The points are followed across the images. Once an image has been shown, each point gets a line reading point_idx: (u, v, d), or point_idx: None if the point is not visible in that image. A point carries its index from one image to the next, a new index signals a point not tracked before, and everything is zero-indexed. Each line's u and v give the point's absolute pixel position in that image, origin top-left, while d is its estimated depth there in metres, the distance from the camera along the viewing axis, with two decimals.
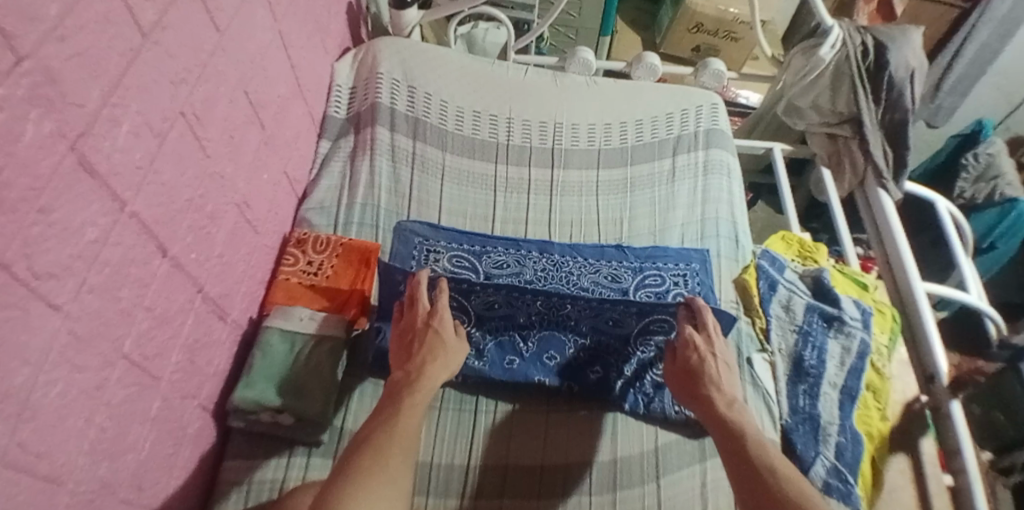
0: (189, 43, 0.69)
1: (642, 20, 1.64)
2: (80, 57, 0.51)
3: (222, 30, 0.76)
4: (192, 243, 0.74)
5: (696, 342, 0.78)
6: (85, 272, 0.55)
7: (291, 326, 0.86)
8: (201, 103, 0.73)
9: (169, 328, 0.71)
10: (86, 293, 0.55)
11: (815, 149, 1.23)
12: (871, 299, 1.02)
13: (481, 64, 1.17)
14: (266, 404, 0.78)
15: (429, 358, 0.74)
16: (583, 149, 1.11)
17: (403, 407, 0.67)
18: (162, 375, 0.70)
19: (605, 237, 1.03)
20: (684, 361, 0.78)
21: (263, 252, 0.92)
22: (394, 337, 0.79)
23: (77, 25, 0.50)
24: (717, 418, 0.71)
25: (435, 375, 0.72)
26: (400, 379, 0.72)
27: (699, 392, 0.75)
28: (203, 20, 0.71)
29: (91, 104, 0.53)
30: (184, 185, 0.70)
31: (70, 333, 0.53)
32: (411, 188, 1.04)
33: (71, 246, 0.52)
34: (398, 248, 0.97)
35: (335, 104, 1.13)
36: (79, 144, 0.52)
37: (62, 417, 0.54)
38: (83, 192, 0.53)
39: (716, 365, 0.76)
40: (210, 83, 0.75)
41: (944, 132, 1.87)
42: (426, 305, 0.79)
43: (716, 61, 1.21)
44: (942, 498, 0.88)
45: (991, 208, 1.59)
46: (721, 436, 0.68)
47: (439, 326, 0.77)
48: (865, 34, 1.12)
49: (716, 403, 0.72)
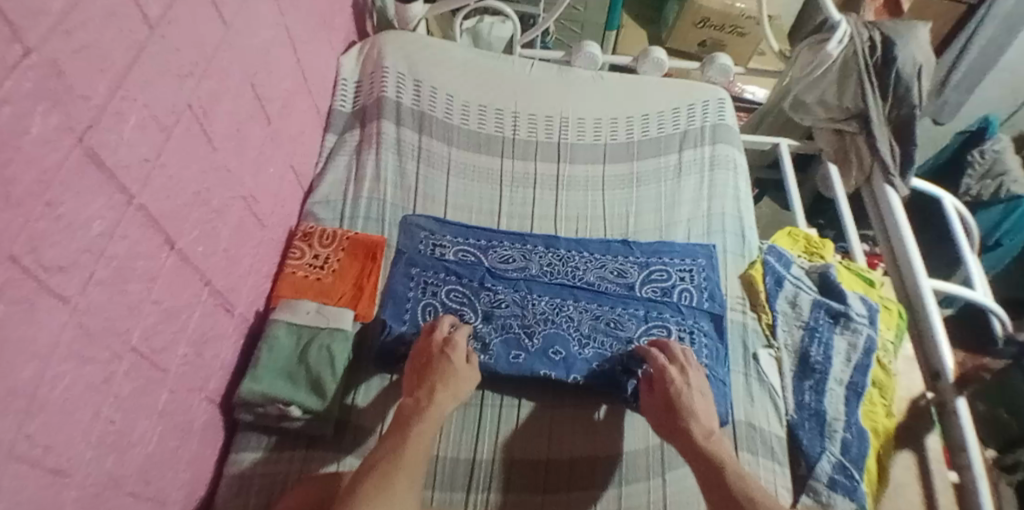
0: (195, 37, 0.69)
1: (647, 15, 1.63)
2: (87, 51, 0.51)
3: (227, 24, 0.76)
4: (198, 237, 0.74)
5: (672, 373, 0.78)
6: (92, 265, 0.55)
7: (297, 319, 0.86)
8: (207, 97, 0.73)
9: (176, 322, 0.71)
10: (94, 287, 0.55)
11: (822, 145, 1.25)
12: (878, 295, 1.02)
13: (487, 59, 1.17)
14: (273, 397, 0.78)
15: (439, 384, 0.74)
16: (588, 144, 1.11)
17: (410, 434, 0.67)
18: (169, 369, 0.70)
19: (611, 231, 1.03)
20: (662, 392, 0.77)
21: (269, 246, 0.92)
22: (409, 361, 0.80)
23: (83, 19, 0.50)
24: (696, 450, 0.70)
25: (444, 403, 0.73)
26: (409, 405, 0.72)
27: (677, 423, 0.73)
28: (210, 14, 0.71)
29: (98, 97, 0.53)
30: (190, 179, 0.70)
31: (78, 326, 0.54)
32: (417, 182, 1.04)
33: (78, 239, 0.52)
34: (403, 241, 0.97)
35: (340, 98, 1.13)
36: (86, 138, 0.52)
37: (69, 410, 0.54)
38: (89, 186, 0.53)
39: (693, 396, 0.75)
40: (216, 76, 0.74)
41: (952, 128, 1.87)
42: (442, 333, 0.81)
43: (723, 56, 1.20)
44: (947, 494, 0.88)
45: (996, 205, 1.61)
46: (701, 471, 0.68)
47: (452, 354, 0.77)
48: (872, 30, 1.12)
49: (694, 435, 0.72)
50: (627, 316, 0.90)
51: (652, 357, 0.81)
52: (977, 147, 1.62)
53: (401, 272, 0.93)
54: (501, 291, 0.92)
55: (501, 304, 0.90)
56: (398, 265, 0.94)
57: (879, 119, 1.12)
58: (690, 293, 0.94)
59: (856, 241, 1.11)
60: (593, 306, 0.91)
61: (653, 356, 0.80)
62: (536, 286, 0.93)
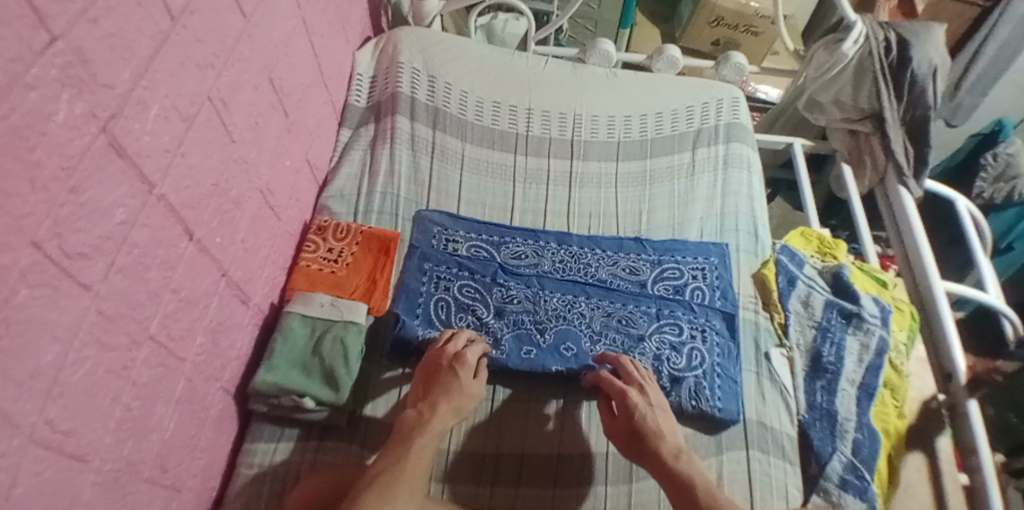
0: (215, 29, 0.69)
1: (662, 13, 1.63)
2: (111, 39, 0.52)
3: (247, 16, 0.77)
4: (216, 227, 0.74)
5: (633, 397, 0.78)
6: (114, 252, 0.55)
7: (312, 312, 0.86)
8: (226, 88, 0.73)
9: (193, 311, 0.71)
10: (115, 274, 0.56)
11: (835, 145, 1.23)
12: (890, 296, 1.02)
13: (501, 56, 1.17)
14: (287, 387, 0.79)
15: (443, 397, 0.77)
16: (602, 142, 1.11)
17: (413, 447, 0.70)
18: (186, 357, 0.71)
19: (623, 229, 1.03)
20: (626, 417, 0.78)
21: (284, 238, 0.93)
22: (417, 370, 0.82)
23: (107, 8, 0.51)
24: (664, 470, 0.73)
25: (445, 418, 0.75)
26: (411, 416, 0.75)
27: (643, 446, 0.75)
28: (230, 6, 0.72)
29: (122, 86, 0.54)
30: (209, 169, 0.71)
31: (100, 312, 0.54)
32: (430, 177, 1.04)
33: (100, 226, 0.53)
34: (416, 236, 0.98)
35: (356, 92, 1.13)
36: (110, 125, 0.52)
37: (89, 395, 0.55)
38: (113, 173, 0.54)
39: (655, 417, 0.77)
40: (235, 68, 0.75)
41: (965, 131, 1.86)
42: (453, 347, 0.82)
43: (738, 55, 1.20)
44: (957, 495, 0.88)
45: (1011, 208, 1.61)
46: (672, 492, 0.71)
47: (460, 370, 0.79)
48: (888, 30, 1.11)
49: (663, 455, 0.74)
50: (639, 313, 0.91)
51: (609, 383, 0.80)
52: (991, 150, 1.61)
53: (414, 266, 0.93)
54: (514, 287, 0.92)
55: (513, 299, 0.91)
56: (411, 259, 0.95)
57: (894, 119, 1.12)
58: (703, 291, 0.94)
59: (869, 242, 1.11)
60: (605, 303, 0.92)
61: (608, 380, 0.81)
62: (548, 282, 0.93)
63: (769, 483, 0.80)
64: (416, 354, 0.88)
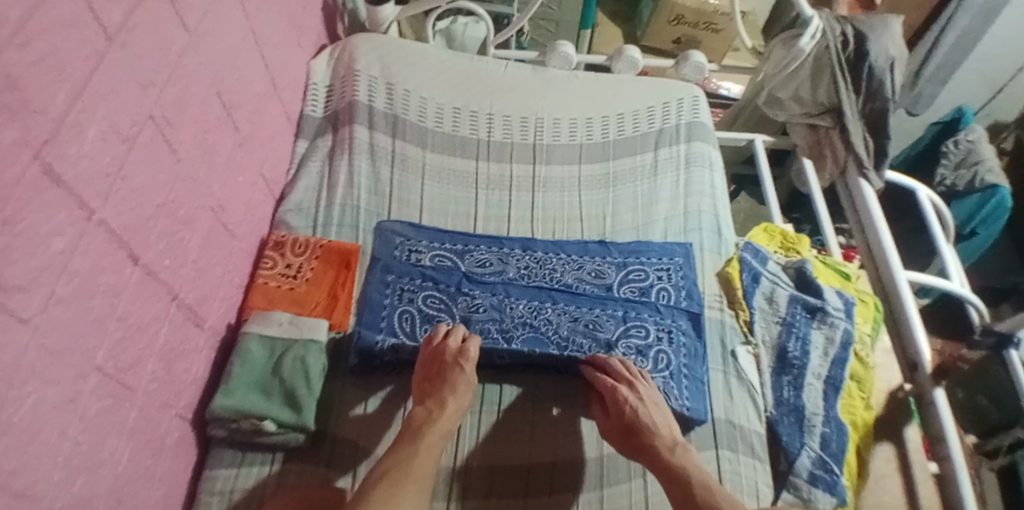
0: (157, 45, 0.67)
1: (623, 12, 1.63)
2: (43, 62, 0.49)
3: (191, 31, 0.74)
4: (164, 249, 0.72)
5: (624, 392, 0.79)
6: (53, 282, 0.53)
7: (270, 331, 0.84)
8: (170, 106, 0.71)
9: (143, 337, 0.69)
10: (55, 305, 0.53)
11: (795, 140, 1.24)
12: (854, 288, 1.02)
13: (461, 60, 1.16)
14: (247, 411, 0.77)
15: (450, 394, 0.77)
16: (565, 144, 1.10)
17: (421, 446, 0.71)
18: (138, 386, 0.68)
19: (588, 232, 1.02)
20: (619, 413, 0.78)
21: (240, 256, 0.90)
22: (420, 364, 0.82)
23: (38, 30, 0.48)
24: (661, 463, 0.73)
25: (452, 417, 0.76)
26: (420, 414, 0.75)
27: (642, 443, 0.76)
28: (172, 22, 0.69)
29: (56, 110, 0.51)
30: (155, 190, 0.69)
31: (41, 347, 0.52)
32: (391, 187, 1.02)
33: (37, 257, 0.50)
34: (378, 247, 0.96)
35: (312, 102, 1.11)
36: (43, 152, 0.50)
37: (35, 432, 0.52)
38: (49, 201, 0.51)
39: (649, 411, 0.78)
40: (180, 84, 0.73)
41: (927, 119, 1.90)
42: (456, 342, 0.82)
43: (697, 54, 1.19)
44: (927, 484, 0.91)
45: (973, 194, 1.59)
46: (671, 486, 0.71)
47: (466, 364, 0.79)
48: (844, 24, 1.12)
49: (660, 449, 0.74)
50: (605, 317, 0.90)
51: (600, 380, 0.82)
52: (952, 138, 1.65)
53: (377, 279, 0.92)
54: (479, 295, 0.91)
55: (478, 308, 0.89)
56: (374, 271, 0.93)
57: (853, 113, 1.12)
58: (669, 291, 0.94)
59: (831, 235, 1.12)
60: (572, 308, 0.90)
61: (599, 379, 0.82)
62: (513, 289, 0.92)
63: (740, 482, 0.80)
64: (381, 369, 0.86)
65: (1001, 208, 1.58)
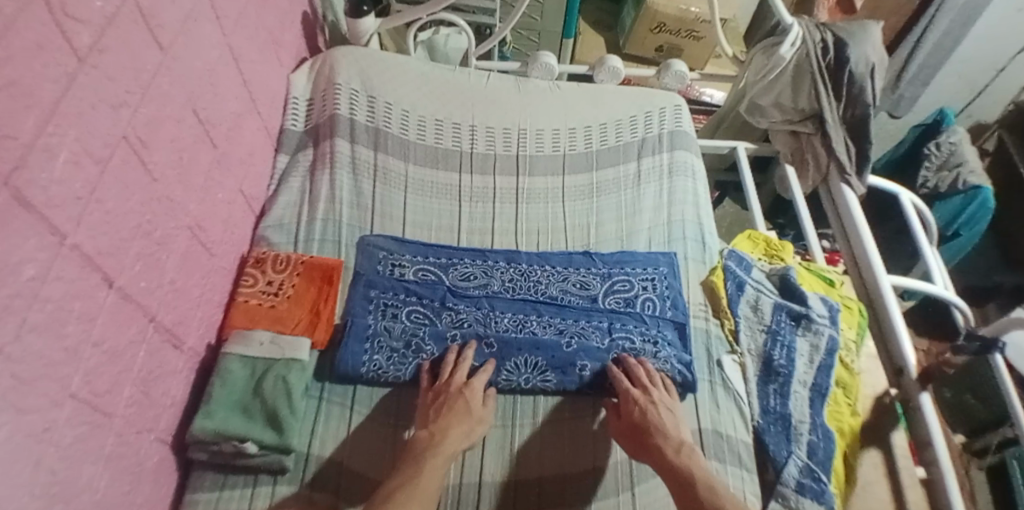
0: (130, 65, 0.66)
1: (605, 21, 1.63)
2: (11, 86, 0.48)
3: (165, 48, 0.73)
4: (140, 271, 0.70)
5: (635, 395, 0.80)
6: (25, 310, 0.52)
7: (251, 351, 0.83)
8: (145, 126, 0.70)
9: (119, 362, 0.67)
10: (27, 333, 0.52)
11: (777, 146, 1.25)
12: (838, 294, 1.03)
13: (443, 72, 1.15)
14: (228, 433, 0.76)
15: (453, 421, 0.77)
16: (548, 155, 1.10)
17: (424, 469, 0.70)
18: (114, 412, 0.67)
19: (572, 243, 1.02)
20: (629, 415, 0.80)
21: (219, 274, 0.89)
22: (424, 394, 0.82)
23: (5, 55, 0.47)
24: (665, 464, 0.74)
25: (457, 441, 0.75)
26: (423, 438, 0.75)
27: (648, 443, 0.76)
28: (144, 40, 0.69)
29: (25, 135, 0.50)
30: (130, 212, 0.67)
31: (13, 377, 0.51)
32: (373, 201, 1.01)
33: (7, 285, 0.49)
34: (360, 263, 0.95)
35: (292, 117, 1.10)
36: (12, 179, 0.49)
37: (9, 464, 0.51)
38: (20, 227, 0.50)
39: (659, 413, 0.79)
40: (154, 103, 0.71)
41: (908, 122, 1.93)
42: (463, 374, 0.82)
43: (679, 62, 1.19)
44: (915, 490, 0.90)
45: (955, 195, 1.62)
46: (675, 488, 0.71)
47: (470, 394, 0.80)
48: (824, 31, 1.12)
49: (665, 450, 0.75)
50: (591, 328, 0.90)
51: (617, 381, 0.83)
52: (933, 140, 1.64)
53: (360, 295, 0.91)
54: (463, 310, 0.91)
55: (463, 323, 0.89)
56: (357, 287, 0.92)
57: (834, 119, 1.13)
58: (654, 302, 0.94)
59: (815, 241, 1.12)
60: (557, 320, 0.90)
61: (617, 379, 0.83)
62: (498, 302, 0.92)
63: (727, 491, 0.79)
64: (365, 380, 0.85)
65: (984, 208, 1.61)
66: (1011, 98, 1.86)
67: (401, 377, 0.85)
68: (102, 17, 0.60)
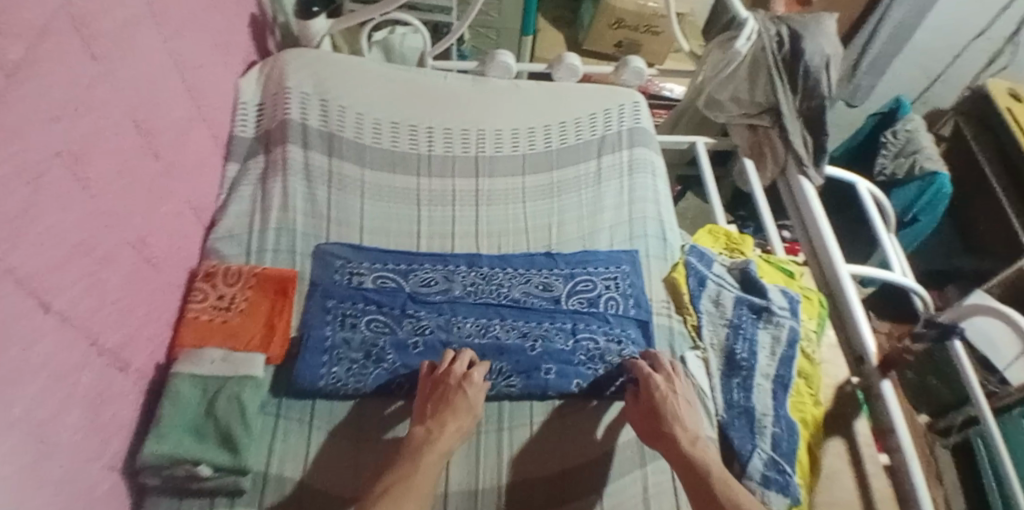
0: (64, 79, 0.62)
1: (565, 17, 1.62)
2: None
3: (100, 59, 0.69)
4: (80, 293, 0.66)
5: (659, 382, 0.81)
6: None
7: (202, 370, 0.80)
8: (81, 142, 0.65)
9: (61, 388, 0.63)
10: None
11: (736, 140, 1.23)
12: (798, 286, 1.04)
13: (399, 73, 1.13)
14: (181, 456, 0.72)
15: (450, 416, 0.76)
16: (507, 156, 1.08)
17: (421, 465, 0.70)
18: (57, 439, 0.63)
19: (534, 245, 1.01)
20: (649, 400, 0.80)
21: (167, 290, 0.85)
22: (422, 387, 0.80)
23: None
24: (678, 451, 0.74)
25: (452, 438, 0.74)
26: (419, 434, 0.74)
27: (664, 430, 0.77)
28: (77, 50, 0.64)
29: None
30: (67, 230, 0.63)
31: None
32: (329, 208, 0.99)
33: None
34: (317, 272, 0.92)
35: (241, 122, 1.06)
36: None
37: None
38: None
39: (677, 402, 0.79)
40: (91, 116, 0.67)
41: (867, 111, 1.97)
42: (462, 367, 0.81)
43: (636, 58, 1.19)
44: (880, 477, 0.90)
45: (913, 183, 1.64)
46: (686, 477, 0.72)
47: (469, 389, 0.78)
48: (780, 25, 1.13)
49: (680, 440, 0.75)
50: (554, 330, 0.89)
51: (639, 368, 0.83)
52: (890, 128, 1.71)
53: (317, 306, 0.88)
54: (425, 317, 0.89)
55: (424, 330, 0.88)
56: (313, 298, 0.89)
57: (790, 112, 1.15)
58: (617, 301, 0.93)
59: (775, 233, 1.13)
60: (520, 323, 0.89)
61: (639, 366, 0.84)
62: (460, 307, 0.90)
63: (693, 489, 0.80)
64: (324, 394, 0.82)
65: (942, 193, 1.63)
66: (966, 83, 1.91)
67: (361, 388, 0.82)
68: (32, 29, 0.56)
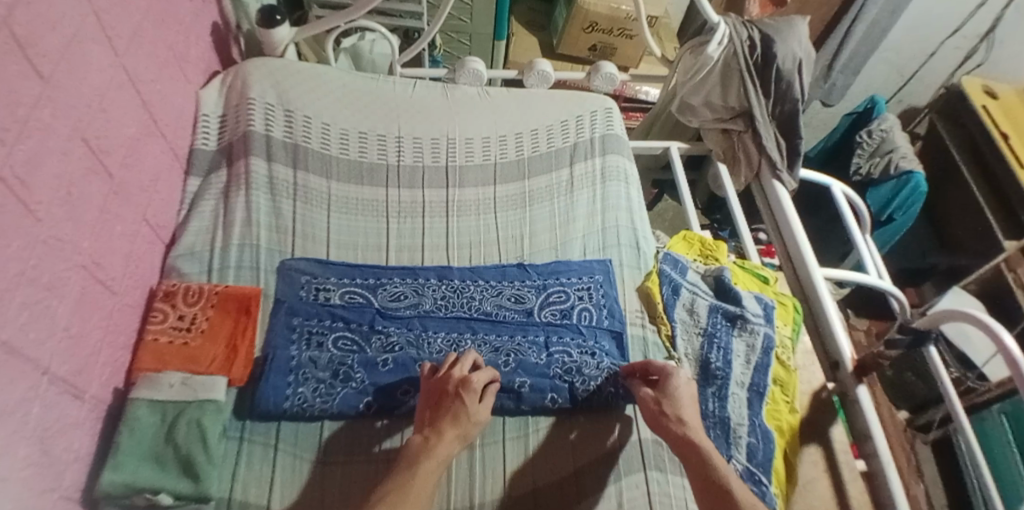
0: (4, 98, 0.57)
1: (538, 21, 1.60)
2: None
3: (46, 77, 0.65)
4: (27, 322, 0.61)
5: (673, 379, 0.79)
6: None
7: (160, 395, 0.76)
8: (25, 164, 0.61)
9: (9, 423, 0.58)
10: None
11: (710, 145, 1.26)
12: (772, 292, 1.04)
13: (366, 81, 1.10)
14: (139, 486, 0.70)
15: (450, 424, 0.72)
16: (478, 165, 1.07)
17: (418, 472, 0.66)
18: (8, 475, 0.57)
19: (505, 256, 0.99)
20: (659, 396, 0.78)
21: (123, 313, 0.81)
22: (422, 395, 0.77)
23: None
24: (685, 441, 0.72)
25: (451, 444, 0.70)
26: (417, 441, 0.70)
27: (671, 427, 0.75)
28: (21, 72, 0.60)
29: None
30: (9, 259, 0.58)
31: None
32: (294, 222, 0.96)
33: None
34: (281, 289, 0.90)
35: (203, 136, 1.03)
36: None
37: None
38: None
39: (685, 401, 0.77)
40: (36, 138, 0.63)
41: (842, 110, 1.98)
42: (461, 371, 0.77)
43: (608, 64, 1.17)
44: (856, 484, 0.89)
45: (888, 182, 1.65)
46: (696, 476, 0.69)
47: (466, 395, 0.74)
48: (751, 29, 1.12)
49: (690, 438, 0.73)
50: (527, 344, 0.87)
51: (654, 365, 0.82)
52: (865, 128, 1.71)
53: (281, 323, 0.86)
54: (393, 333, 0.87)
55: (393, 347, 0.86)
56: (277, 315, 0.87)
57: (763, 116, 1.13)
58: (590, 312, 0.93)
59: (750, 239, 1.12)
60: (492, 338, 0.88)
61: (654, 363, 0.83)
62: (430, 322, 0.89)
63: (670, 502, 0.78)
64: (289, 416, 0.79)
65: (917, 193, 1.63)
66: (941, 82, 1.93)
67: (325, 409, 0.79)
68: None
